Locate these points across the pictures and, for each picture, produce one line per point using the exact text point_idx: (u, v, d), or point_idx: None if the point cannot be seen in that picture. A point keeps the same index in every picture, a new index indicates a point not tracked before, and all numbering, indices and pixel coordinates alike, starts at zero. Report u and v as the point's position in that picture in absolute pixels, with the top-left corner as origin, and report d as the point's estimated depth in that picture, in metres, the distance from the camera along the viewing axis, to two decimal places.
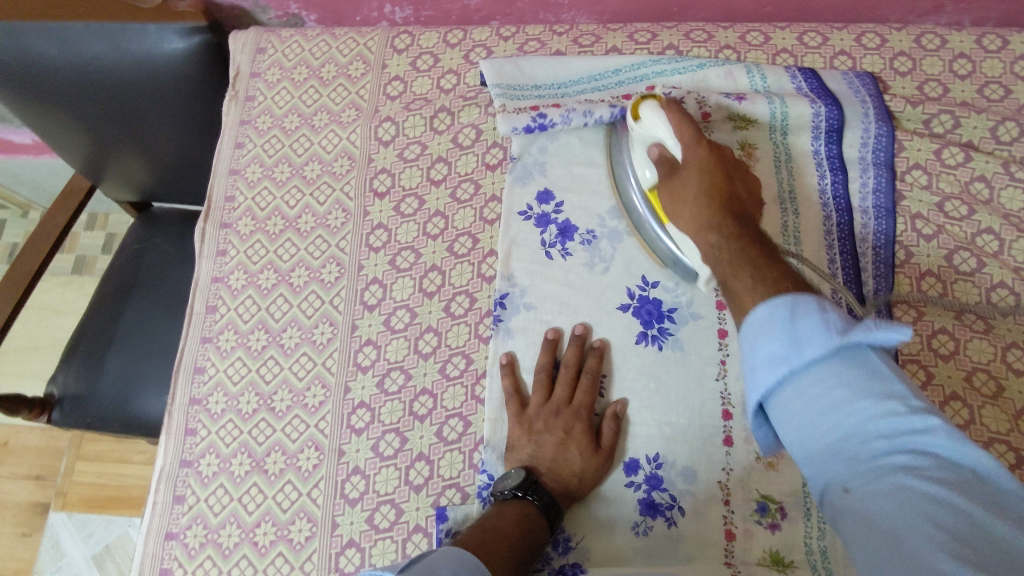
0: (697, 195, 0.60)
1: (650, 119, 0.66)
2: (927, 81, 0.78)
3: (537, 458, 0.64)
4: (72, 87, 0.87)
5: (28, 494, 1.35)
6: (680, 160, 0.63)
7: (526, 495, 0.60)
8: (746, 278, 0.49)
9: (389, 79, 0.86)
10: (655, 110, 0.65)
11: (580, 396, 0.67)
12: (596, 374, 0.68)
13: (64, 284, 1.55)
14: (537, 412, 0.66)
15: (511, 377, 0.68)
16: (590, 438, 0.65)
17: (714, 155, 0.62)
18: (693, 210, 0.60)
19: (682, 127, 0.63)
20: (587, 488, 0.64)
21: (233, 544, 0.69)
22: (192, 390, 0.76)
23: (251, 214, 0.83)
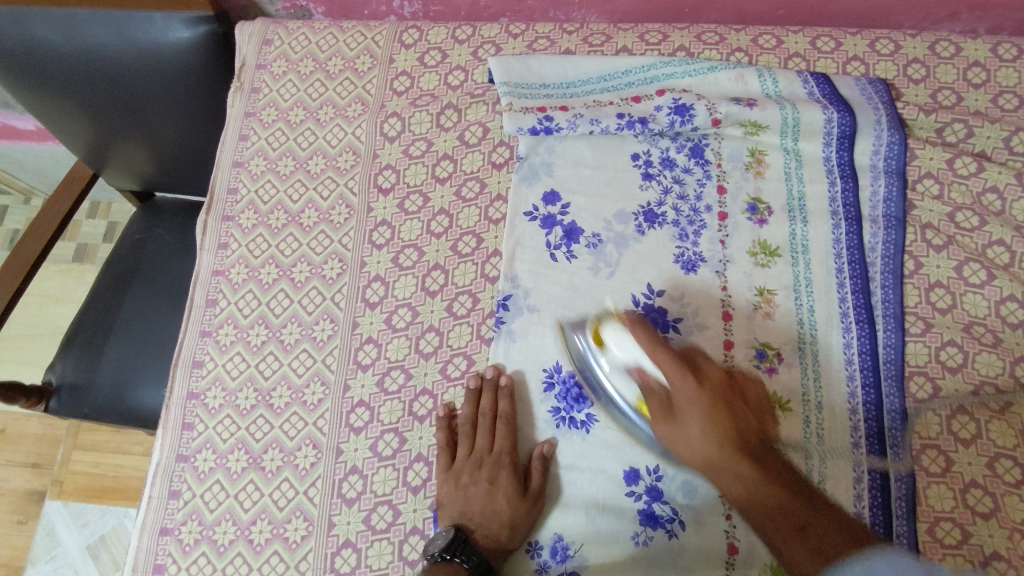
0: (705, 439, 0.58)
1: (618, 344, 0.62)
2: (941, 89, 0.77)
3: (468, 516, 0.64)
4: (75, 74, 0.86)
5: (24, 482, 1.34)
6: (665, 392, 0.60)
7: (455, 557, 0.61)
8: (745, 469, 0.58)
9: (396, 74, 0.85)
10: (620, 333, 0.62)
11: (500, 443, 0.66)
12: (511, 417, 0.67)
13: (64, 272, 1.54)
14: (463, 466, 0.66)
15: (445, 431, 0.68)
16: (516, 485, 0.64)
17: (704, 388, 0.59)
18: (704, 442, 0.58)
19: (657, 349, 0.59)
20: (523, 534, 0.63)
21: (228, 541, 0.68)
22: (190, 384, 0.75)
23: (254, 208, 0.82)
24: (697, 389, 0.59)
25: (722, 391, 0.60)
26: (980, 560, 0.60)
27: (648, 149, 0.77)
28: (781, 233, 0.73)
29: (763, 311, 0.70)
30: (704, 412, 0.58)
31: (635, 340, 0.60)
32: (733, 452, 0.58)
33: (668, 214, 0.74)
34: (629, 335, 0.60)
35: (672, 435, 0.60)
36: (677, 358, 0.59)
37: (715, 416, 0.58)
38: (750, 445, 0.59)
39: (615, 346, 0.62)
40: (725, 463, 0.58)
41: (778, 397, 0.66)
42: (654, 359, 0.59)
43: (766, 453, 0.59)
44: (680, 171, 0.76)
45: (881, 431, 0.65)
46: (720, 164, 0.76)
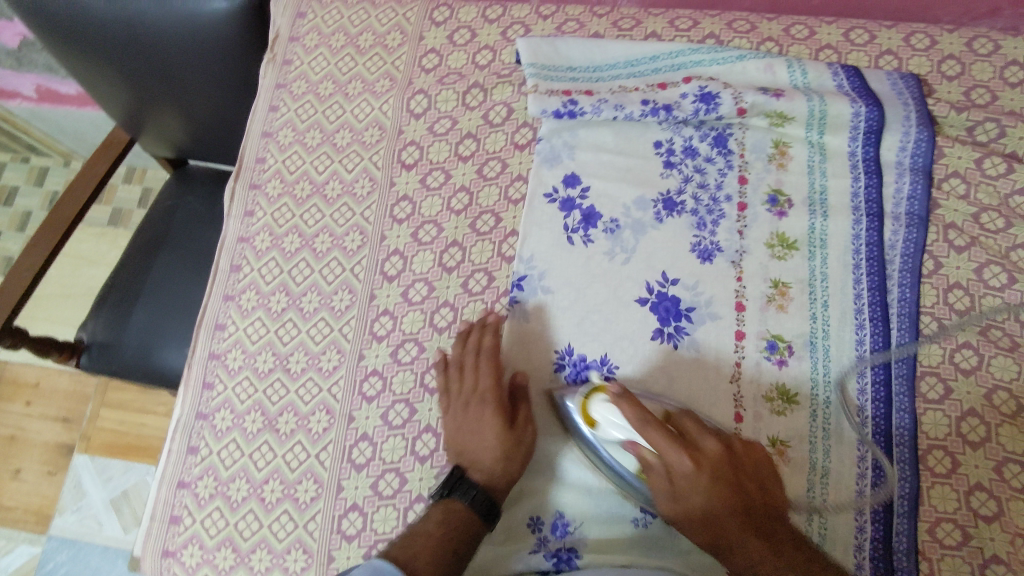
0: (698, 486, 0.58)
1: (606, 419, 0.61)
2: (976, 87, 0.76)
3: (464, 454, 0.66)
4: (115, 39, 0.88)
5: (54, 435, 1.40)
6: (657, 463, 0.59)
7: (452, 493, 0.63)
8: (749, 542, 0.57)
9: (425, 52, 0.86)
10: (609, 410, 0.60)
11: (483, 380, 0.67)
12: (493, 352, 0.68)
13: (99, 235, 1.59)
14: (453, 405, 0.68)
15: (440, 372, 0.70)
16: (503, 417, 0.66)
17: (706, 467, 0.58)
18: (693, 490, 0.58)
19: (652, 429, 0.58)
20: (518, 459, 0.65)
21: (241, 498, 0.71)
22: (211, 345, 0.78)
23: (280, 178, 0.84)
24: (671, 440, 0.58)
25: (721, 460, 0.59)
26: (978, 563, 0.60)
27: (671, 137, 0.77)
28: (800, 226, 0.72)
29: (777, 304, 0.70)
30: (705, 489, 0.58)
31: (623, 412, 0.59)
32: (747, 530, 0.58)
33: (687, 202, 0.74)
34: (617, 410, 0.60)
35: (667, 484, 0.59)
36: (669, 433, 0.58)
37: (718, 485, 0.58)
38: (763, 526, 0.58)
39: (602, 420, 0.61)
40: (733, 538, 0.58)
41: (786, 390, 0.67)
42: (645, 436, 0.58)
43: (755, 501, 0.59)
44: (701, 160, 0.76)
45: (887, 431, 0.64)
46: (743, 154, 0.75)
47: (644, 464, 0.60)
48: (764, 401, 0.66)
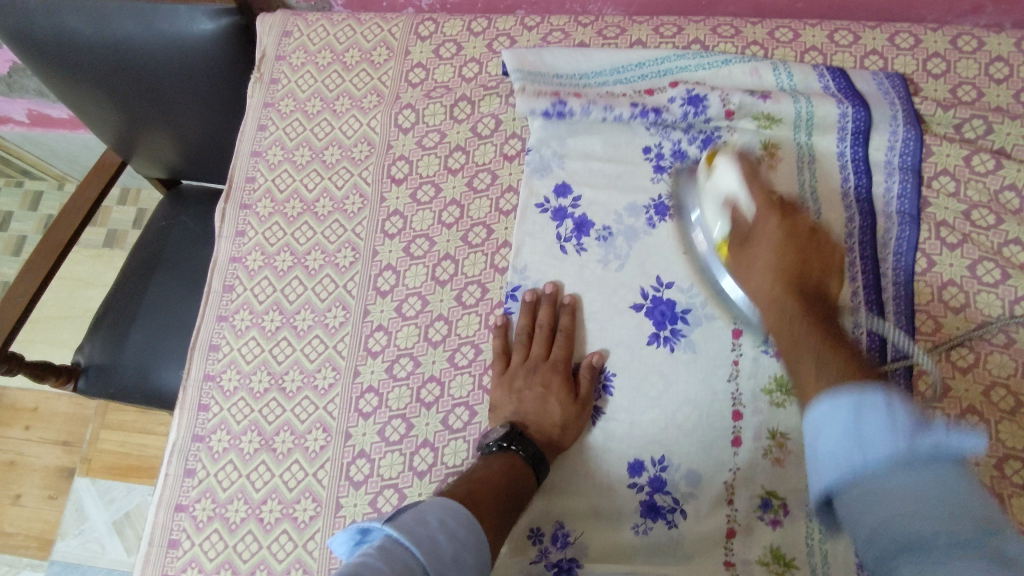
0: (766, 272, 0.59)
1: (722, 173, 0.65)
2: (961, 85, 0.76)
3: (521, 413, 0.66)
4: (103, 63, 0.89)
5: (55, 459, 1.39)
6: (749, 225, 0.62)
7: (512, 446, 0.63)
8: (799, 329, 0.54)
9: (412, 66, 0.86)
10: (726, 164, 0.65)
11: (556, 353, 0.69)
12: (570, 331, 0.70)
13: (95, 256, 1.59)
14: (515, 372, 0.69)
15: (502, 338, 0.71)
16: (568, 389, 0.67)
17: (788, 226, 0.60)
18: (760, 279, 0.60)
19: (755, 185, 0.62)
20: (572, 436, 0.66)
21: (240, 519, 0.70)
22: (206, 367, 0.77)
23: (271, 196, 0.84)
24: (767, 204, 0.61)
25: (805, 238, 0.59)
26: None
27: (660, 142, 0.76)
28: None
29: None
30: (772, 244, 0.59)
31: (739, 172, 0.64)
32: (791, 295, 0.57)
33: (679, 207, 0.74)
34: (734, 167, 0.64)
35: (744, 259, 0.61)
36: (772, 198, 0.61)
37: (787, 246, 0.59)
38: (832, 337, 0.52)
39: (719, 173, 0.65)
40: (778, 312, 0.57)
41: (784, 381, 0.66)
42: (749, 189, 0.63)
43: (826, 316, 0.56)
44: (691, 164, 0.76)
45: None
46: None
47: (733, 225, 0.64)
48: (764, 395, 0.66)
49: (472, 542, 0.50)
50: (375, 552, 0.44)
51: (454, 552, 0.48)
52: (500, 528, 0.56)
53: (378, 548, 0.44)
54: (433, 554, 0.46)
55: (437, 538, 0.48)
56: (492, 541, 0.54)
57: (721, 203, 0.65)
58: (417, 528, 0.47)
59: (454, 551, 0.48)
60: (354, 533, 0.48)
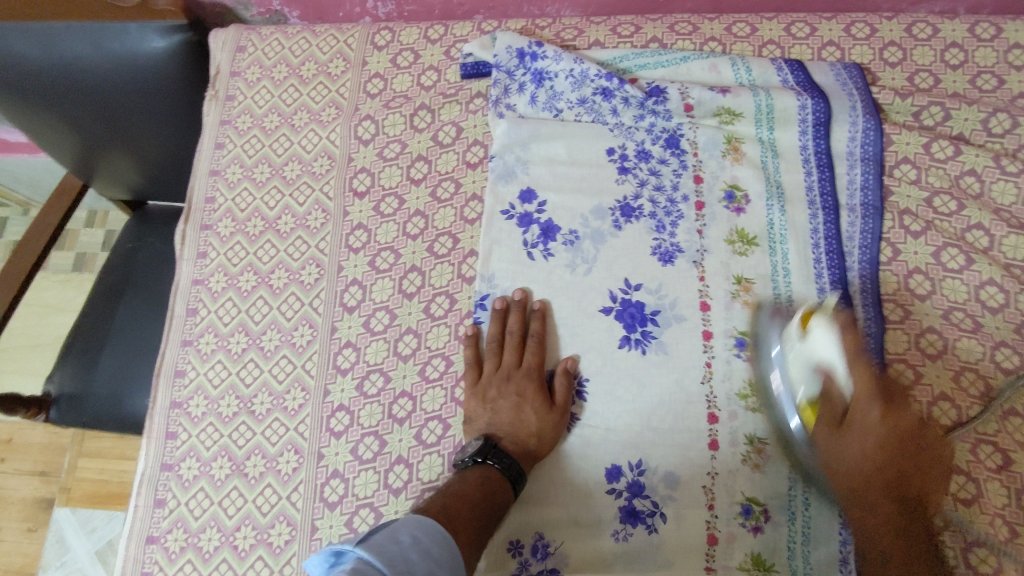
0: (864, 455, 0.57)
1: (819, 343, 0.58)
2: (918, 72, 0.77)
3: (495, 425, 0.65)
4: (53, 86, 0.86)
5: (31, 491, 1.36)
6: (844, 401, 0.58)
7: (486, 460, 0.62)
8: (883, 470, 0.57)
9: (369, 77, 0.85)
10: (825, 331, 0.58)
11: (529, 359, 0.68)
12: (541, 337, 0.69)
13: (63, 282, 1.55)
14: (488, 382, 0.68)
15: (473, 348, 0.69)
16: (543, 397, 0.66)
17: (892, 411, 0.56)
18: (851, 446, 0.57)
19: (858, 359, 0.56)
20: (549, 445, 0.65)
21: (213, 548, 0.69)
22: (172, 394, 0.76)
23: (231, 216, 0.82)
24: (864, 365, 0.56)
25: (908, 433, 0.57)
26: (962, 547, 0.59)
27: (624, 142, 0.76)
28: (758, 222, 0.72)
29: (742, 300, 0.69)
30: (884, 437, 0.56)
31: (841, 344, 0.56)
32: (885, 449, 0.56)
33: (645, 207, 0.74)
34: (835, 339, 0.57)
35: (831, 444, 0.58)
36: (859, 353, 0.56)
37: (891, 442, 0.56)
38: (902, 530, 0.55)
39: (815, 338, 0.58)
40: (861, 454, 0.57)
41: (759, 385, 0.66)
42: (849, 368, 0.56)
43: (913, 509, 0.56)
44: (655, 162, 0.75)
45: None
46: (696, 154, 0.75)
47: (824, 395, 0.59)
48: (738, 399, 0.66)
49: (446, 559, 0.50)
50: (349, 573, 0.42)
51: (427, 569, 0.47)
52: (476, 541, 0.56)
53: (351, 570, 0.43)
54: (406, 573, 0.45)
55: (410, 555, 0.47)
56: (467, 556, 0.54)
57: (815, 369, 0.59)
58: (388, 547, 0.47)
59: (427, 568, 0.47)
60: (328, 554, 0.45)
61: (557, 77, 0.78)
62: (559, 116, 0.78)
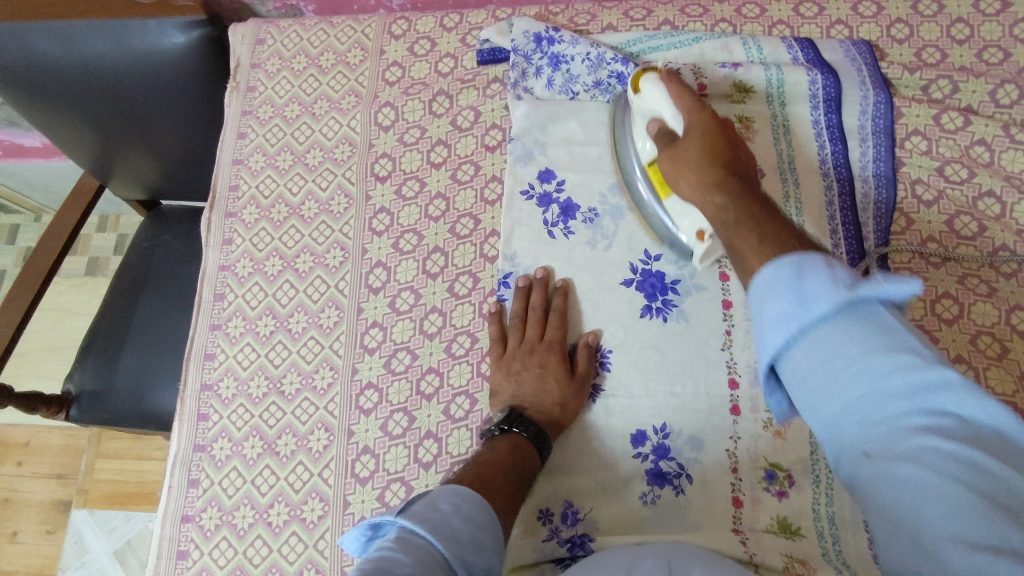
0: (696, 148, 0.57)
1: (649, 93, 0.65)
2: (925, 47, 0.79)
3: (519, 396, 0.66)
4: (75, 85, 0.88)
5: (50, 492, 1.37)
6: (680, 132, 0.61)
7: (513, 428, 0.62)
8: (732, 196, 0.53)
9: (387, 66, 0.87)
10: (653, 84, 0.65)
11: (552, 331, 0.69)
12: (563, 311, 0.70)
13: (78, 285, 1.57)
14: (511, 355, 0.69)
15: (497, 325, 0.71)
16: (566, 368, 0.67)
17: (718, 120, 0.59)
18: (689, 154, 0.57)
19: (681, 97, 0.61)
20: (572, 415, 0.66)
21: (247, 525, 0.70)
22: (202, 377, 0.77)
23: (256, 203, 0.84)
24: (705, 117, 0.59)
25: (734, 159, 0.57)
26: None
27: None
28: (773, 196, 0.73)
29: None
30: (702, 149, 0.57)
31: (668, 93, 0.63)
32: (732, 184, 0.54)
33: None
34: (659, 86, 0.64)
35: (668, 155, 0.60)
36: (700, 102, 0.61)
37: (713, 146, 0.57)
38: (772, 220, 0.49)
39: (647, 93, 0.65)
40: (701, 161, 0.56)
41: None
42: (676, 107, 0.62)
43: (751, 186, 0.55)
44: None
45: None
46: None
47: (663, 133, 0.63)
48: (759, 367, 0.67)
49: (489, 524, 0.50)
50: (390, 543, 0.43)
51: (471, 535, 0.48)
52: (510, 505, 0.56)
53: (394, 537, 0.44)
54: (451, 539, 0.46)
55: (453, 524, 0.47)
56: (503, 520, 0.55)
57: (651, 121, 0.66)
58: (431, 515, 0.47)
59: (472, 532, 0.48)
60: (371, 526, 0.47)
61: (572, 61, 0.79)
62: (575, 98, 0.79)
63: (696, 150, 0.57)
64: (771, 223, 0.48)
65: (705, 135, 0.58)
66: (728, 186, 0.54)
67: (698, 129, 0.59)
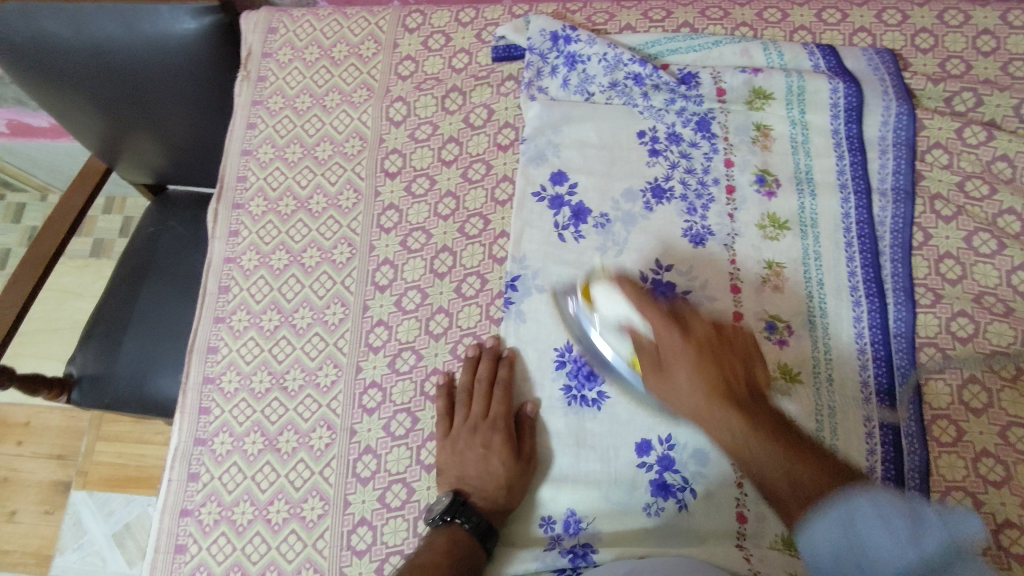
0: (688, 377, 0.57)
1: (604, 302, 0.62)
2: (950, 58, 0.77)
3: (465, 478, 0.65)
4: (85, 69, 0.87)
5: (50, 473, 1.37)
6: (653, 345, 0.60)
7: (455, 519, 0.62)
8: (726, 413, 0.55)
9: (401, 59, 0.86)
10: (607, 292, 0.62)
11: (496, 408, 0.67)
12: (508, 383, 0.68)
13: (82, 267, 1.57)
14: (458, 430, 0.67)
15: (444, 398, 0.69)
16: (510, 446, 0.65)
17: (694, 338, 0.57)
18: (693, 396, 0.57)
19: (646, 302, 0.59)
20: (519, 493, 0.64)
21: (246, 521, 0.69)
22: (205, 370, 0.76)
23: (263, 195, 0.83)
24: (681, 334, 0.58)
25: (713, 342, 0.58)
26: (992, 529, 0.59)
27: (654, 125, 0.76)
28: (789, 206, 0.72)
29: (773, 284, 0.69)
30: (694, 359, 0.57)
31: (620, 291, 0.60)
32: (721, 398, 0.56)
33: (675, 189, 0.74)
34: (615, 292, 0.61)
35: (663, 389, 0.59)
36: (664, 311, 0.58)
37: (708, 363, 0.56)
38: (769, 429, 0.54)
39: (601, 303, 0.62)
40: (706, 408, 0.56)
41: (788, 368, 0.66)
42: (639, 310, 0.59)
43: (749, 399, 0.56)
44: (686, 145, 0.75)
45: (895, 423, 0.64)
46: (726, 137, 0.75)
47: (637, 343, 0.60)
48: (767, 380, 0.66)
49: None
50: None
51: None
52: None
53: None
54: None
55: None
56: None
57: (616, 327, 0.61)
58: None
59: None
60: None
61: (589, 61, 0.78)
62: (591, 100, 0.78)
63: (687, 368, 0.57)
64: (805, 461, 0.52)
65: (692, 364, 0.57)
66: (741, 402, 0.56)
67: (689, 373, 0.57)
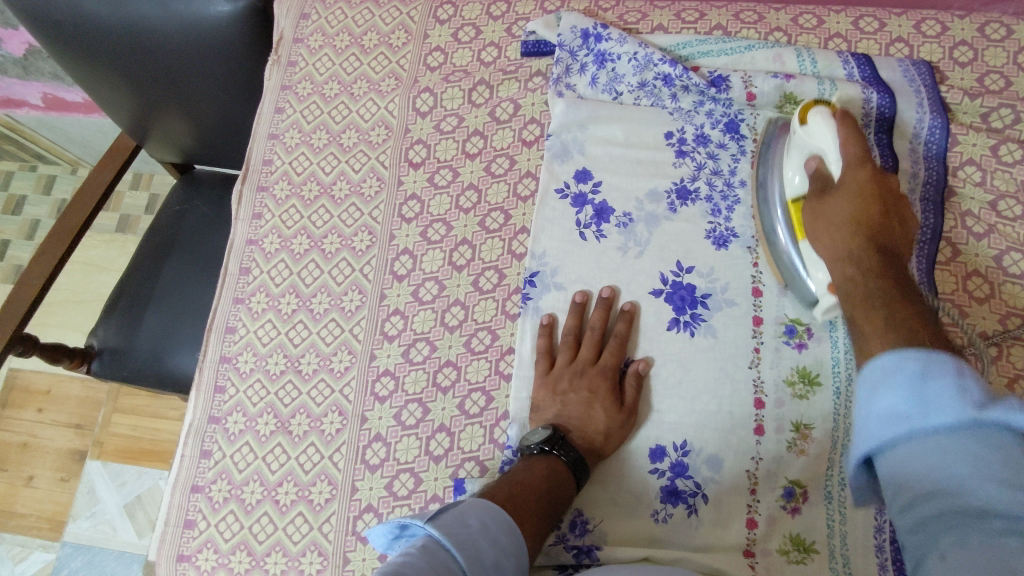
0: (844, 202, 0.57)
1: (815, 127, 0.62)
2: (989, 73, 0.75)
3: (563, 417, 0.64)
4: (120, 46, 0.87)
5: (67, 442, 1.40)
6: (834, 180, 0.60)
7: (553, 450, 0.61)
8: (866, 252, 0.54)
9: (430, 50, 0.86)
10: (822, 120, 0.62)
11: (607, 358, 0.67)
12: (623, 339, 0.67)
13: (109, 241, 1.59)
14: (560, 374, 0.66)
15: (546, 337, 0.69)
16: (614, 397, 0.65)
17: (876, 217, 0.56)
18: (839, 233, 0.56)
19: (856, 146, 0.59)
20: (614, 445, 0.64)
21: (255, 501, 0.70)
22: (223, 349, 0.77)
23: (288, 179, 0.84)
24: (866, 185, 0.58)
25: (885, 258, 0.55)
26: None
27: (682, 126, 0.75)
28: None
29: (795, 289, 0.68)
30: (861, 193, 0.57)
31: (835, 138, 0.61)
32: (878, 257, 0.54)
33: (701, 190, 0.73)
34: (831, 123, 0.61)
35: (818, 208, 0.59)
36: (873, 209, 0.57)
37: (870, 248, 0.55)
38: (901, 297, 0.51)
39: (813, 126, 0.62)
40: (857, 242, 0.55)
41: (807, 371, 0.65)
42: (841, 148, 0.60)
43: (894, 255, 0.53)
44: (713, 147, 0.74)
45: None
46: (755, 140, 0.74)
47: (818, 176, 0.62)
48: (786, 386, 0.65)
49: (512, 548, 0.50)
50: (414, 549, 0.45)
51: (494, 558, 0.48)
52: (540, 532, 0.55)
53: (418, 545, 0.45)
54: (473, 560, 0.46)
55: (478, 541, 0.48)
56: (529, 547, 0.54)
57: (807, 158, 0.63)
58: (457, 530, 0.47)
59: (495, 555, 0.48)
60: (392, 527, 0.50)
61: (619, 60, 0.78)
62: (619, 99, 0.77)
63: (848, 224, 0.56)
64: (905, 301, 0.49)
65: (853, 189, 0.58)
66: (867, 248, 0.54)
67: (858, 188, 0.57)
